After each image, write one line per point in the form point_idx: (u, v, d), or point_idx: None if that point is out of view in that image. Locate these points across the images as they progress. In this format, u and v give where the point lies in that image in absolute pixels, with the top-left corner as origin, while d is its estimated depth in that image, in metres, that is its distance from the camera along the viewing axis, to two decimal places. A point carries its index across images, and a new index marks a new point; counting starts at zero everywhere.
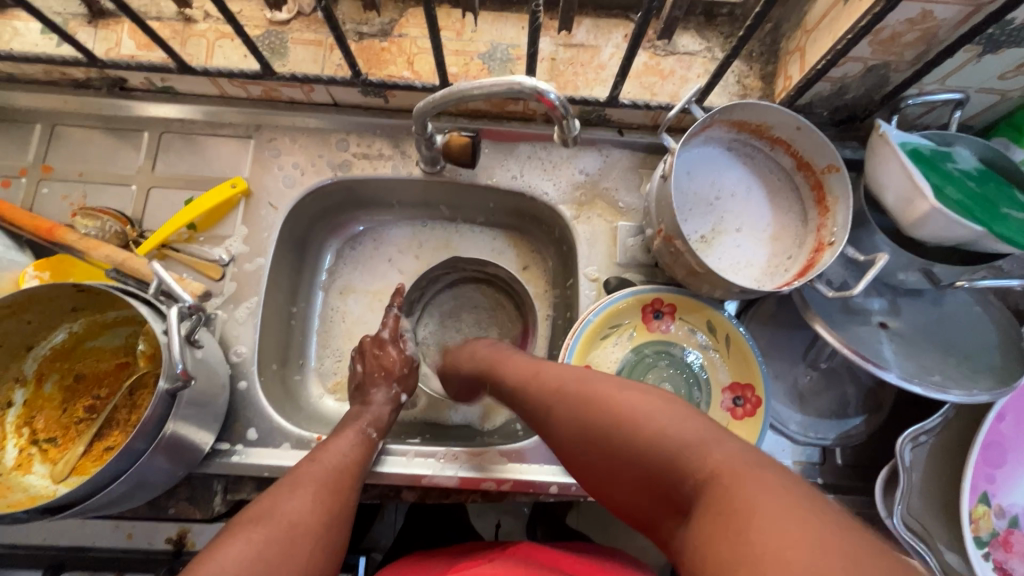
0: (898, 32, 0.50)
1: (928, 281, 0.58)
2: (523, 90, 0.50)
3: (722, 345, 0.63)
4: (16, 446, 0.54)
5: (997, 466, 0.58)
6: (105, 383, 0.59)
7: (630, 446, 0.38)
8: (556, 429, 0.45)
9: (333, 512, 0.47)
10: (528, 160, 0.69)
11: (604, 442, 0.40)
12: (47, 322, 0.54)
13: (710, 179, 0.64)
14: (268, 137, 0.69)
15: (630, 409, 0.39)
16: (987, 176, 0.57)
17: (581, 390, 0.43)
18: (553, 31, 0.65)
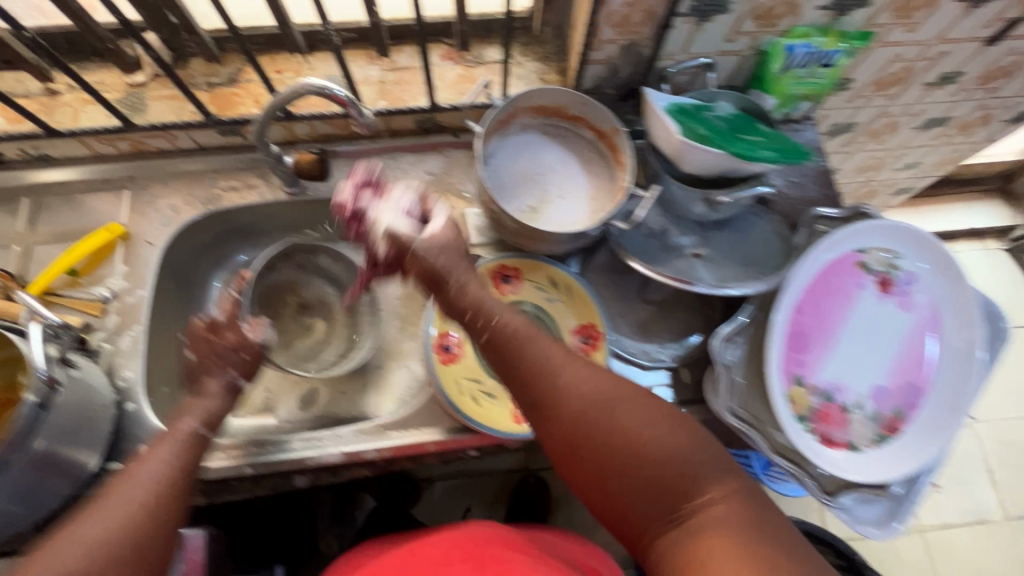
0: (627, 14, 0.63)
1: (711, 207, 0.69)
2: (313, 90, 0.56)
3: (565, 295, 0.72)
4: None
5: (805, 351, 0.67)
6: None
7: (644, 458, 0.47)
8: (557, 425, 0.50)
9: (144, 530, 0.44)
10: (380, 170, 0.79)
11: (619, 447, 0.47)
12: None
13: (532, 158, 0.75)
14: (142, 185, 0.77)
15: (624, 428, 0.48)
16: (741, 116, 0.71)
17: (599, 397, 0.49)
18: (377, 60, 0.76)
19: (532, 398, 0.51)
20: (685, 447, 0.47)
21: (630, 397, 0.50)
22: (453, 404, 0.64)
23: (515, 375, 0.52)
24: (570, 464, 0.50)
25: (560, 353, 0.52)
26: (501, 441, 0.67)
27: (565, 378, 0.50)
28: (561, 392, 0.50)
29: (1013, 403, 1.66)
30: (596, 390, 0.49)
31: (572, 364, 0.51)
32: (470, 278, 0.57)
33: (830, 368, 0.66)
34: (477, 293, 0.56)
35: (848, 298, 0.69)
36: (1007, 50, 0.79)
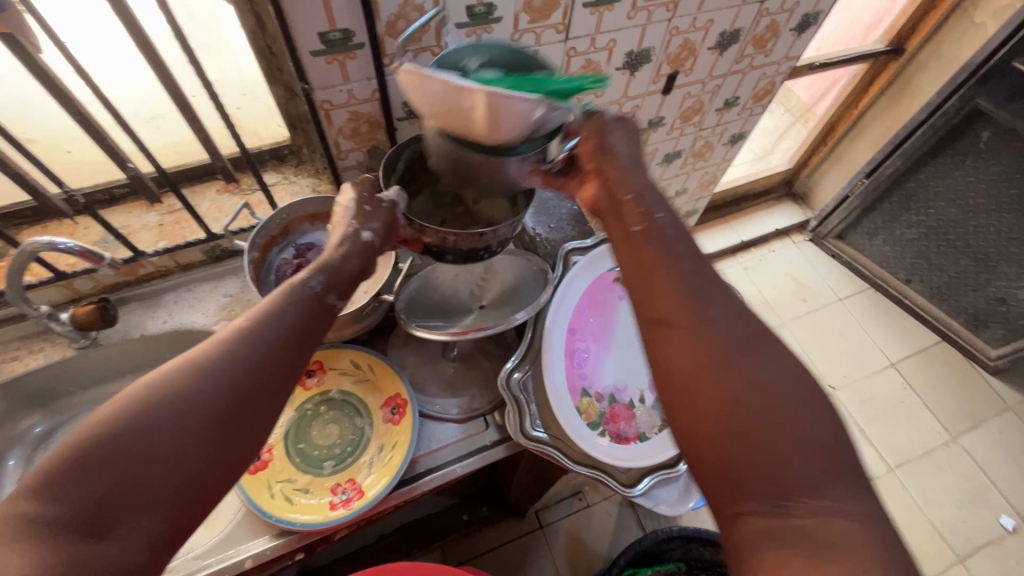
0: (354, 126, 0.75)
1: None
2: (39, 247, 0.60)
3: (369, 372, 0.76)
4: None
5: (584, 365, 0.76)
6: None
7: (760, 410, 0.41)
8: (683, 345, 0.44)
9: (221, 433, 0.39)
10: (176, 304, 0.82)
11: (737, 388, 0.42)
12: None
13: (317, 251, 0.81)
14: None
15: (753, 378, 0.42)
16: (512, 69, 0.55)
17: (749, 343, 0.44)
18: (154, 207, 0.82)
19: (653, 311, 0.47)
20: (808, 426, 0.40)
21: (772, 357, 0.43)
22: (263, 510, 0.64)
23: (651, 285, 0.48)
24: (676, 394, 0.43)
25: (725, 304, 0.46)
26: (326, 534, 0.67)
27: (691, 308, 0.46)
28: (670, 306, 0.46)
29: (861, 364, 1.88)
30: (744, 340, 0.44)
31: (715, 298, 0.47)
32: (633, 160, 0.58)
33: (609, 374, 0.77)
34: (632, 181, 0.56)
35: (610, 312, 0.80)
36: (684, 94, 1.01)
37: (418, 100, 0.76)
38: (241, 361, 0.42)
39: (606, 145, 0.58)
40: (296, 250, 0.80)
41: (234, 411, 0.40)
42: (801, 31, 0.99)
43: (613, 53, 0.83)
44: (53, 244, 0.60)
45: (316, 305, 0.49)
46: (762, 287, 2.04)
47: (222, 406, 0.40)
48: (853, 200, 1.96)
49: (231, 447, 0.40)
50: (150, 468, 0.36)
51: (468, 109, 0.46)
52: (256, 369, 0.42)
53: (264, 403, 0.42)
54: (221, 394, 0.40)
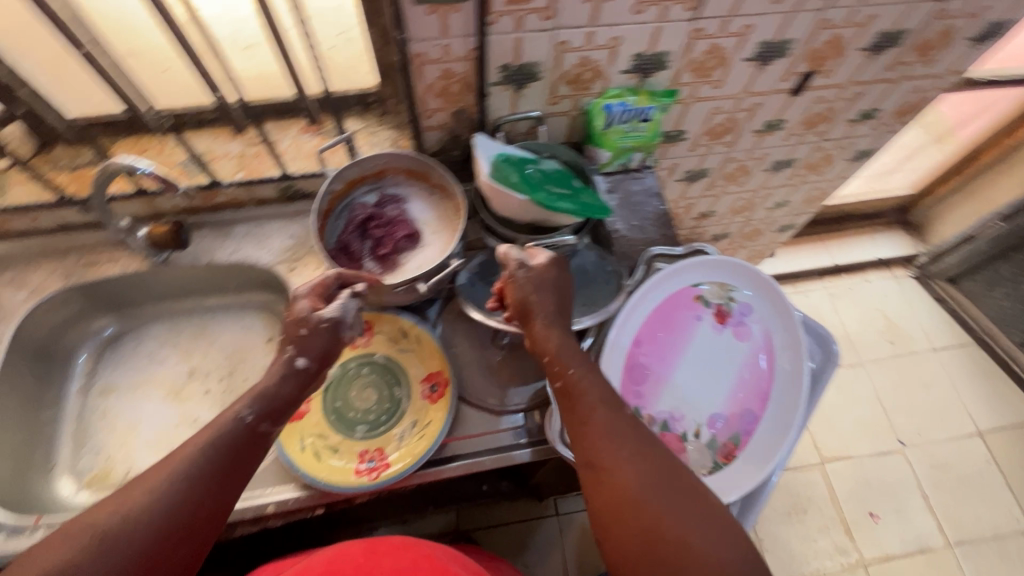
0: (445, 85, 0.70)
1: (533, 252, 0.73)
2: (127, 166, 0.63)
3: (415, 344, 0.74)
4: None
5: (642, 383, 0.69)
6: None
7: (674, 545, 0.48)
8: (607, 489, 0.52)
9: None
10: (244, 237, 0.82)
11: (655, 527, 0.49)
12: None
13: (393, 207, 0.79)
14: (7, 265, 0.79)
15: (672, 516, 0.49)
16: (563, 170, 0.74)
17: (659, 480, 0.51)
18: (238, 137, 0.81)
19: (587, 456, 0.55)
20: (714, 546, 0.48)
21: (683, 488, 0.51)
22: (293, 463, 0.64)
23: (583, 431, 0.56)
24: (609, 529, 0.51)
25: (642, 441, 0.54)
26: (348, 497, 0.67)
27: (618, 447, 0.54)
28: (601, 452, 0.54)
29: (942, 425, 1.69)
30: (657, 478, 0.52)
31: (635, 439, 0.54)
32: (552, 309, 0.62)
33: (667, 399, 0.70)
34: (546, 339, 0.61)
35: (687, 331, 0.73)
36: (815, 99, 0.88)
37: (517, 66, 0.69)
38: (174, 486, 0.48)
39: (539, 294, 0.62)
40: (381, 198, 0.79)
41: (180, 533, 0.47)
42: (981, 43, 0.82)
43: (745, 42, 0.72)
44: (133, 167, 0.62)
45: (230, 443, 0.52)
46: (846, 318, 1.85)
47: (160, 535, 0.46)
48: (979, 243, 1.71)
49: (169, 565, 0.46)
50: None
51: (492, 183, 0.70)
52: (184, 498, 0.48)
53: (212, 520, 0.49)
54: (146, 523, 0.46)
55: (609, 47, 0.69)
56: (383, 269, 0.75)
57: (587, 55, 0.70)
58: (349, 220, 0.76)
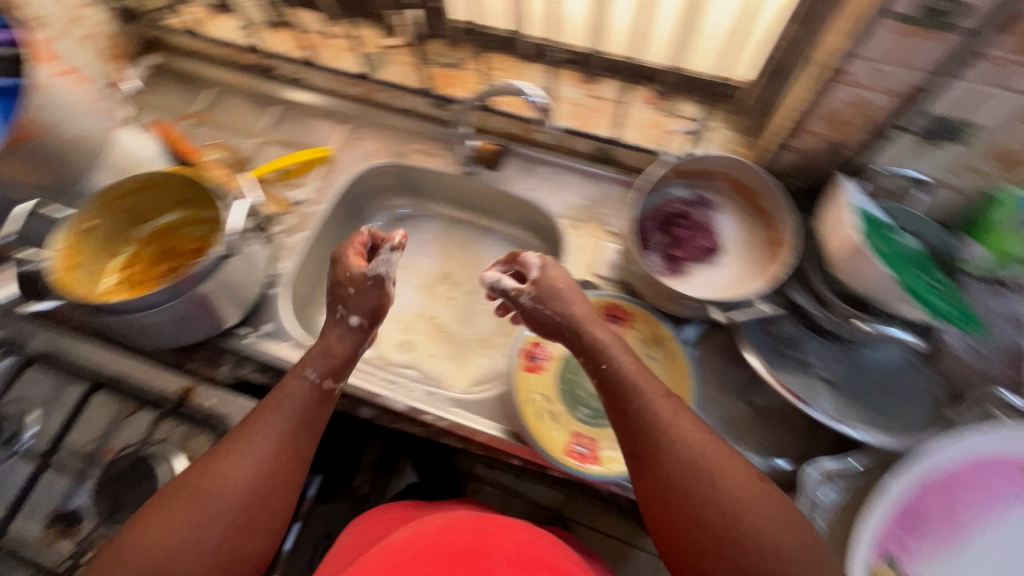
0: (844, 112, 0.61)
1: (844, 328, 0.63)
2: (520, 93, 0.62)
3: (664, 356, 0.70)
4: (111, 280, 0.73)
5: (913, 534, 0.56)
6: (183, 258, 0.77)
7: (735, 531, 0.47)
8: (654, 478, 0.51)
9: (224, 515, 0.49)
10: (543, 180, 0.84)
11: (711, 518, 0.48)
12: (120, 188, 0.69)
13: (706, 215, 0.73)
14: (357, 126, 0.91)
15: (748, 510, 0.47)
16: (925, 254, 0.62)
17: (702, 462, 0.50)
18: (582, 84, 0.81)
19: (634, 443, 0.53)
20: (774, 530, 0.46)
21: (742, 484, 0.49)
22: (519, 410, 0.67)
23: (623, 417, 0.54)
24: (672, 529, 0.50)
25: (670, 416, 0.53)
26: (545, 465, 0.67)
27: (670, 432, 0.51)
28: (647, 444, 0.52)
29: None
30: (700, 464, 0.50)
31: (683, 420, 0.52)
32: (568, 307, 0.60)
33: (939, 569, 0.56)
34: (564, 336, 0.61)
35: (1000, 505, 0.57)
36: None
37: (951, 120, 0.57)
38: (253, 452, 0.52)
39: (554, 306, 0.61)
40: (693, 199, 0.74)
41: (264, 489, 0.51)
42: None
43: None
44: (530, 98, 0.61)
45: (302, 398, 0.56)
46: None
47: (238, 502, 0.50)
48: None
49: (265, 514, 0.51)
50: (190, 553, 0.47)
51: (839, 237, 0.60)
52: (268, 460, 0.52)
53: (288, 481, 0.53)
54: (230, 496, 0.50)
55: None
56: (667, 272, 0.70)
57: None
58: (656, 210, 0.72)
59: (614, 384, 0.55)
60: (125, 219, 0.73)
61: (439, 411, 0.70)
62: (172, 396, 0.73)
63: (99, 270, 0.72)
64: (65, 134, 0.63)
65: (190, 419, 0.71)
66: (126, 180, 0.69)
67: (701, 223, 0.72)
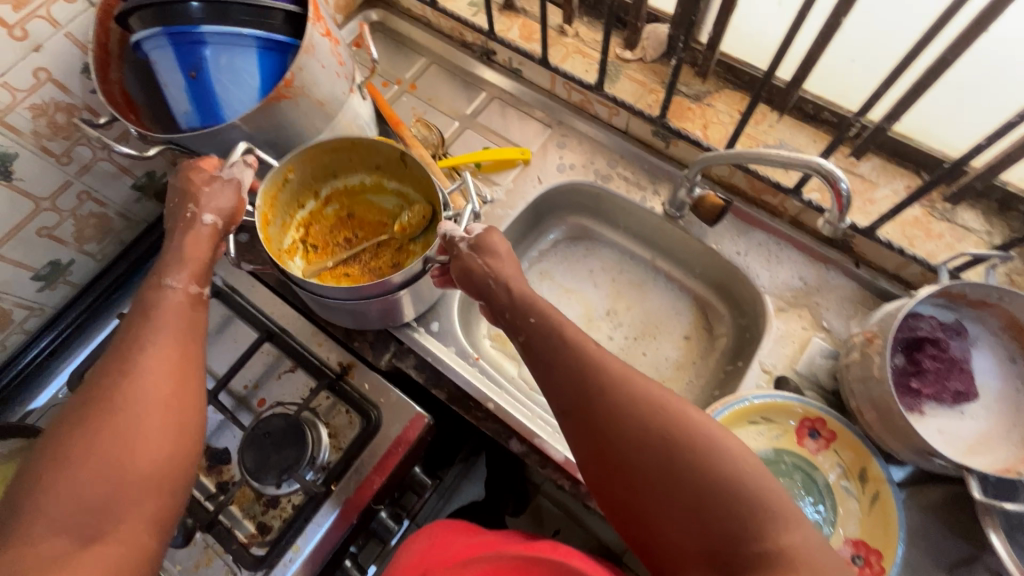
0: None
1: None
2: (819, 169, 0.54)
3: (866, 499, 0.60)
4: (292, 237, 0.74)
5: None
6: (363, 228, 0.76)
7: (700, 487, 0.41)
8: (595, 432, 0.45)
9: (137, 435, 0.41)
10: (758, 246, 0.75)
11: (661, 469, 0.42)
12: (326, 145, 0.67)
13: (964, 347, 0.61)
14: (562, 133, 0.85)
15: (669, 451, 0.42)
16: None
17: (652, 412, 0.44)
18: (841, 155, 0.70)
19: (571, 401, 0.47)
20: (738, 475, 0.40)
21: (649, 410, 0.44)
22: None
23: (556, 373, 0.48)
24: (619, 486, 0.45)
25: (606, 361, 0.47)
26: None
27: (613, 383, 0.46)
28: (591, 406, 0.46)
29: None
30: (635, 403, 0.44)
31: (618, 373, 0.46)
32: (508, 265, 0.55)
33: None
34: (506, 292, 0.54)
35: None
36: None
37: None
38: (146, 360, 0.43)
39: (488, 258, 0.55)
40: (952, 324, 0.62)
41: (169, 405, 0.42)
42: None
43: None
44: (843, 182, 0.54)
45: (174, 308, 0.48)
46: None
47: (158, 397, 0.42)
48: None
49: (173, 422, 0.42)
50: (143, 452, 0.40)
51: None
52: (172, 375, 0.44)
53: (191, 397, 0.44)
54: (145, 403, 0.42)
55: None
56: (903, 402, 0.59)
57: None
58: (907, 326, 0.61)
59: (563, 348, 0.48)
60: (314, 175, 0.71)
61: None
62: (330, 368, 0.73)
63: (285, 224, 0.72)
64: (314, 97, 0.62)
65: (345, 397, 0.71)
66: (327, 138, 0.67)
67: (956, 357, 0.61)
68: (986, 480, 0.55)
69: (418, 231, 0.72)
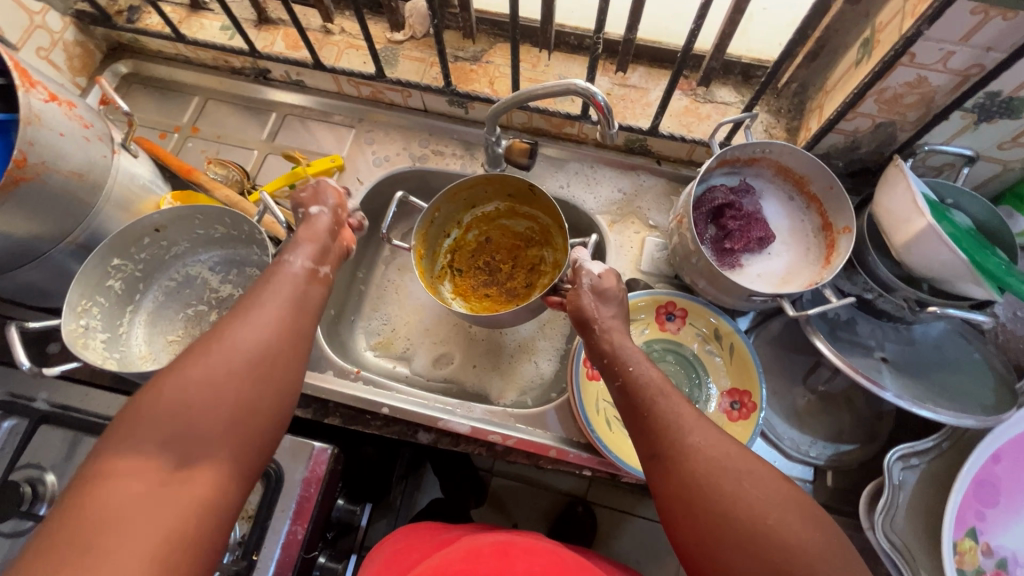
0: (900, 93, 0.59)
1: (907, 308, 0.63)
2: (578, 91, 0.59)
3: (726, 352, 0.69)
4: (442, 263, 0.79)
5: (989, 506, 0.60)
6: (501, 253, 0.79)
7: (776, 546, 0.39)
8: (674, 480, 0.44)
9: (237, 385, 0.45)
10: (576, 175, 0.80)
11: (741, 527, 0.40)
12: (469, 182, 0.74)
13: (755, 202, 0.71)
14: (367, 129, 0.84)
15: (742, 490, 0.41)
16: (977, 231, 0.63)
17: (730, 461, 0.43)
18: (611, 72, 0.77)
19: (652, 443, 0.47)
20: (815, 543, 0.39)
21: (725, 462, 0.43)
22: (589, 421, 0.64)
23: (642, 421, 0.48)
24: (693, 529, 0.42)
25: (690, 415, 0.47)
26: (619, 473, 0.66)
27: (697, 431, 0.45)
28: (674, 442, 0.45)
29: None
30: (712, 447, 0.44)
31: (696, 422, 0.46)
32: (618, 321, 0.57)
33: (1015, 535, 0.60)
34: (608, 342, 0.55)
35: None
36: None
37: (1009, 96, 0.56)
38: (248, 321, 0.49)
39: (601, 308, 0.57)
40: (738, 185, 0.72)
41: (253, 366, 0.46)
42: None
43: None
44: (596, 97, 0.57)
45: (292, 283, 0.55)
46: None
47: (243, 358, 0.46)
48: None
49: (268, 376, 0.47)
50: (203, 438, 0.42)
51: (905, 222, 0.60)
52: (268, 337, 0.49)
53: (281, 363, 0.49)
54: (221, 371, 0.45)
55: None
56: (718, 262, 0.69)
57: None
58: (703, 199, 0.70)
59: (653, 399, 0.49)
60: (458, 208, 0.78)
61: (504, 428, 0.68)
62: None
63: (434, 253, 0.78)
64: (64, 170, 0.58)
65: None
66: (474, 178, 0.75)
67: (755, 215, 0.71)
68: (798, 297, 0.65)
69: (549, 246, 0.77)
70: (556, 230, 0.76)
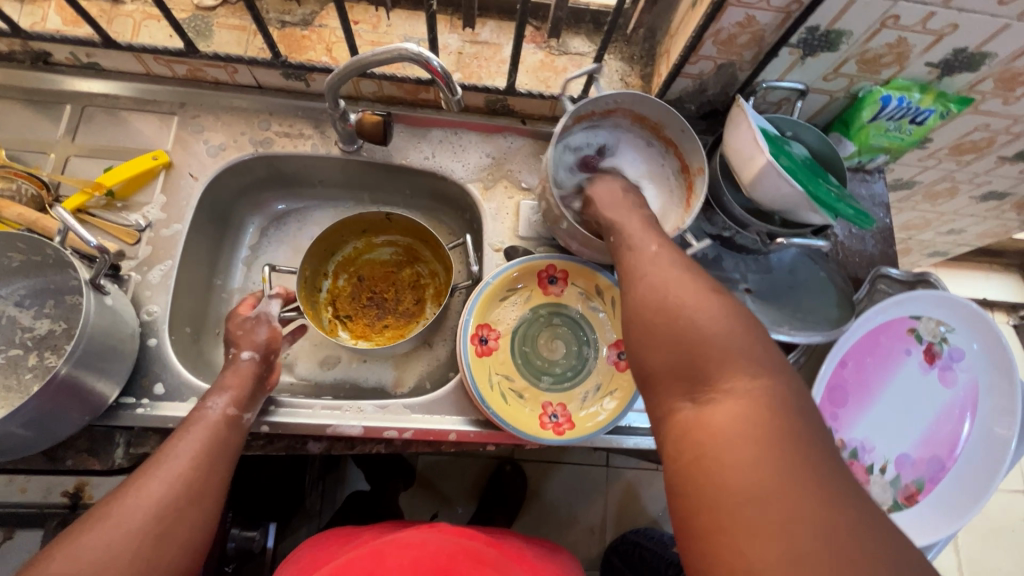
0: (734, 34, 0.60)
1: (760, 241, 0.67)
2: (408, 56, 0.54)
3: (609, 306, 0.70)
4: (329, 318, 0.77)
5: (840, 406, 0.68)
6: (380, 286, 0.82)
7: (693, 335, 0.39)
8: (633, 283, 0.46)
9: (146, 547, 0.41)
10: (440, 143, 0.76)
11: (664, 302, 0.42)
12: (330, 229, 0.74)
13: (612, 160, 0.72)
14: (192, 114, 0.73)
15: (677, 289, 0.42)
16: (812, 160, 0.67)
17: (668, 274, 0.44)
18: (459, 29, 0.73)
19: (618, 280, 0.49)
20: (745, 380, 0.36)
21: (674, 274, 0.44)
22: (484, 399, 0.63)
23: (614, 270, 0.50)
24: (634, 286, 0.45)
25: (672, 276, 0.44)
26: (521, 442, 0.66)
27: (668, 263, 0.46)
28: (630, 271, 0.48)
29: None
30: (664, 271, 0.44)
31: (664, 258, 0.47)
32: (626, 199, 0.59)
33: (864, 427, 0.68)
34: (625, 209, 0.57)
35: (893, 364, 0.69)
36: None
37: (825, 30, 0.59)
38: (163, 472, 0.45)
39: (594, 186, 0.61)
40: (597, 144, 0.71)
41: (165, 523, 0.43)
42: None
43: None
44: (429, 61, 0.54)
45: (213, 430, 0.51)
46: None
47: (155, 512, 0.43)
48: None
49: (181, 537, 0.44)
50: None
51: (749, 160, 0.62)
52: (186, 484, 0.46)
53: (197, 511, 0.46)
54: (130, 535, 0.41)
55: (938, 33, 0.59)
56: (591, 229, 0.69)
57: (904, 37, 0.60)
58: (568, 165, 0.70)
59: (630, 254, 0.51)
60: (320, 261, 0.77)
61: (397, 423, 0.65)
62: (57, 502, 0.60)
63: (318, 310, 0.76)
64: None
65: None
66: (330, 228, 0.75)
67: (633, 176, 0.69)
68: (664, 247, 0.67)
69: (420, 261, 0.82)
70: (419, 245, 0.82)
